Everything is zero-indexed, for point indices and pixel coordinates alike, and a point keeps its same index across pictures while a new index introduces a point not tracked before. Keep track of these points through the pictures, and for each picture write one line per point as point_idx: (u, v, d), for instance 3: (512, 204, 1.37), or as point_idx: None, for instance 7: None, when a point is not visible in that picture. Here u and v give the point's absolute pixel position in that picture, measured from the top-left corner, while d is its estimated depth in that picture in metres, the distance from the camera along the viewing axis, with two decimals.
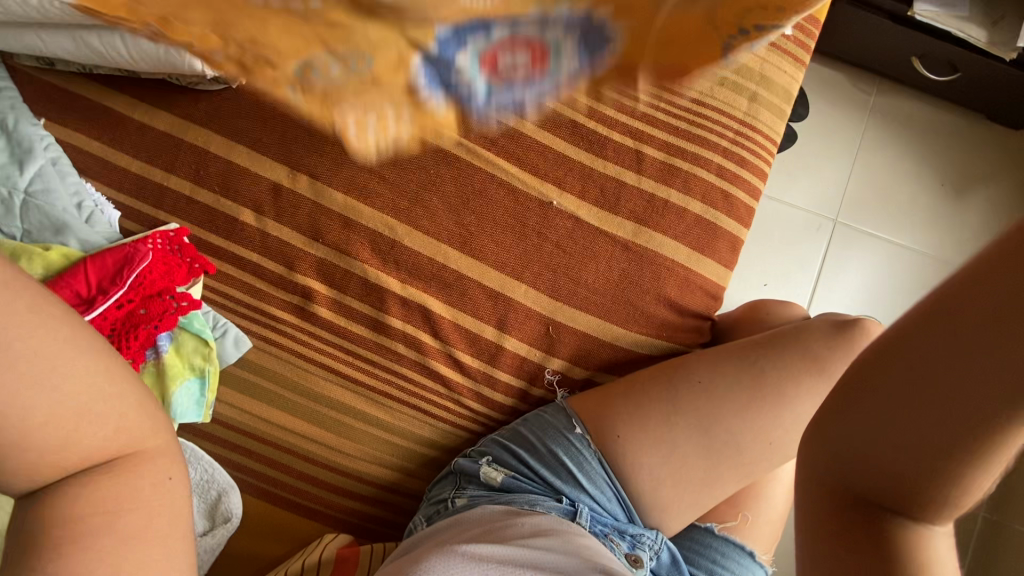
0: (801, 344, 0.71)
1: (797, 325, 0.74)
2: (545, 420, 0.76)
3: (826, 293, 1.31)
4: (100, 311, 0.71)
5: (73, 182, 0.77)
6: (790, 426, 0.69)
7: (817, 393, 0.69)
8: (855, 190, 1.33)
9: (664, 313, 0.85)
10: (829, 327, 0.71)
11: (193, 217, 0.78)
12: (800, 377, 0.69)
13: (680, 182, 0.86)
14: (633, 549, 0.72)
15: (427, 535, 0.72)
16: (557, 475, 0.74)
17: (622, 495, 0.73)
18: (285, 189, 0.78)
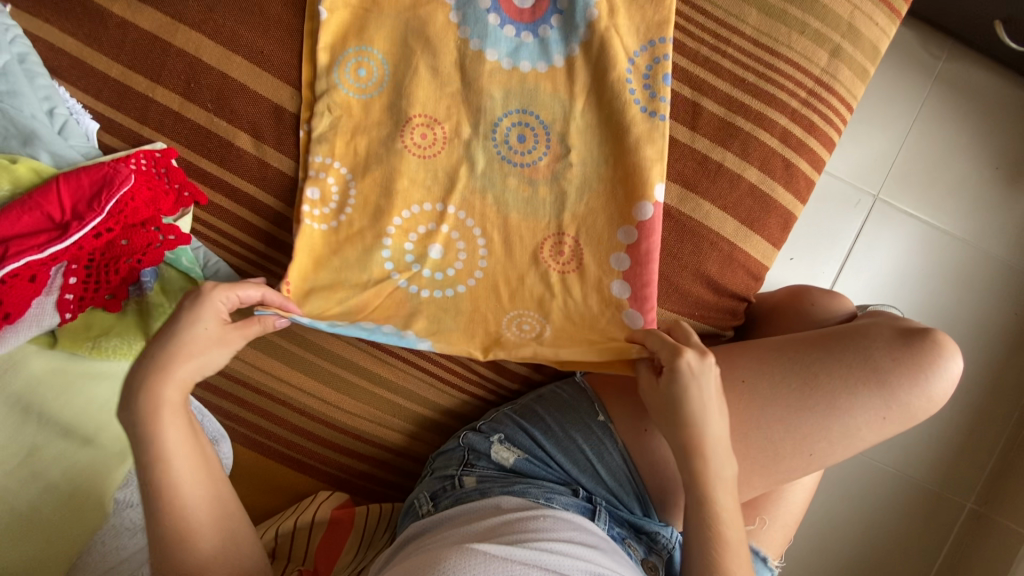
0: (862, 350, 0.65)
1: (856, 324, 0.67)
2: (566, 402, 0.74)
3: (852, 273, 1.16)
4: (75, 239, 0.62)
5: (43, 86, 0.68)
6: (833, 437, 0.65)
7: (871, 406, 0.64)
8: (902, 165, 1.17)
9: (703, 292, 0.78)
10: (893, 334, 0.65)
11: (180, 136, 0.71)
12: (855, 389, 0.64)
13: (739, 144, 0.76)
14: (649, 554, 0.69)
15: (442, 519, 0.68)
16: (576, 466, 0.72)
17: (641, 490, 0.70)
18: (290, 115, 0.70)
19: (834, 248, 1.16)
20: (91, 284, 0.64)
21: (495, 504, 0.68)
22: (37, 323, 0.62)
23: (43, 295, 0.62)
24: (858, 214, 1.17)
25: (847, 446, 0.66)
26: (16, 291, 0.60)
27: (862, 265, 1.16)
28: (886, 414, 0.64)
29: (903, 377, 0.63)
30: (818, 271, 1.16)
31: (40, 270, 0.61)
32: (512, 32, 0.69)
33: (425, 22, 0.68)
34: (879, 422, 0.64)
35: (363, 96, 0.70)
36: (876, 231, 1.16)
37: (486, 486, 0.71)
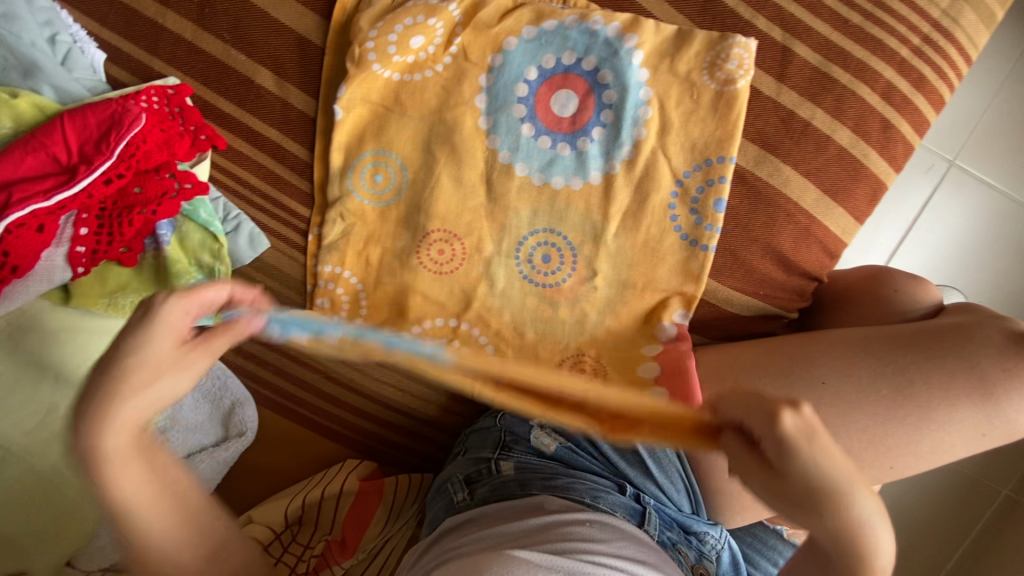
0: (968, 359, 0.57)
1: (959, 324, 0.60)
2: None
3: (914, 246, 1.05)
4: (82, 186, 0.56)
5: (43, 9, 0.61)
6: (920, 448, 0.59)
7: (970, 421, 0.57)
8: (988, 124, 1.03)
9: (772, 269, 0.69)
10: (1005, 340, 0.57)
11: (195, 71, 0.63)
12: (955, 399, 0.57)
13: (832, 101, 0.65)
14: (699, 560, 0.64)
15: (477, 514, 0.63)
16: (623, 458, 0.67)
17: (693, 488, 0.64)
18: (317, 49, 0.62)
19: (899, 215, 1.05)
20: (104, 236, 0.59)
21: (539, 504, 0.62)
22: (48, 279, 0.57)
23: (53, 247, 0.57)
24: (926, 181, 1.04)
25: (932, 455, 0.59)
26: (23, 243, 0.54)
27: (924, 233, 1.05)
28: (987, 431, 0.58)
29: (1013, 390, 0.56)
30: (878, 239, 1.05)
31: (48, 220, 0.55)
32: (548, 143, 0.64)
33: (451, 130, 0.63)
34: (977, 440, 0.58)
35: (379, 204, 0.66)
36: (944, 200, 1.04)
37: (526, 477, 0.65)
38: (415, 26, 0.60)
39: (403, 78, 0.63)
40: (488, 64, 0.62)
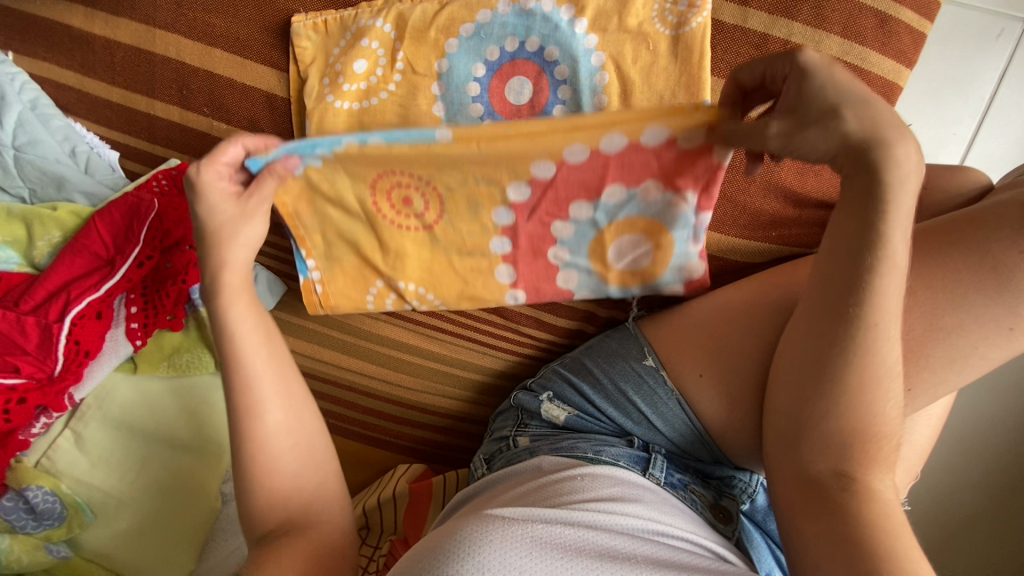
0: (974, 241, 0.52)
1: (969, 213, 0.54)
2: (612, 350, 0.69)
3: (994, 127, 0.90)
4: (123, 272, 0.65)
5: (60, 127, 0.69)
6: (939, 358, 0.53)
7: (991, 319, 0.52)
8: None
9: (774, 202, 0.65)
10: (1021, 215, 0.51)
11: (189, 148, 0.70)
12: (968, 297, 0.52)
13: (809, 10, 0.58)
14: (721, 497, 0.64)
15: (485, 481, 0.68)
16: (627, 418, 0.67)
17: (708, 439, 0.64)
18: (281, 99, 0.66)
19: (966, 102, 0.89)
20: (151, 311, 0.68)
21: (537, 465, 0.65)
22: (115, 353, 0.68)
23: (113, 328, 0.67)
24: (997, 53, 0.86)
25: (966, 373, 0.54)
26: (88, 330, 0.64)
27: (1010, 112, 0.88)
28: (1015, 323, 0.52)
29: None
30: (950, 131, 0.91)
31: (103, 306, 0.65)
32: None
33: None
34: (1004, 335, 0.52)
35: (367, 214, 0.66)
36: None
37: (536, 445, 0.69)
38: (355, 53, 0.63)
39: (361, 106, 0.65)
40: (435, 72, 0.63)
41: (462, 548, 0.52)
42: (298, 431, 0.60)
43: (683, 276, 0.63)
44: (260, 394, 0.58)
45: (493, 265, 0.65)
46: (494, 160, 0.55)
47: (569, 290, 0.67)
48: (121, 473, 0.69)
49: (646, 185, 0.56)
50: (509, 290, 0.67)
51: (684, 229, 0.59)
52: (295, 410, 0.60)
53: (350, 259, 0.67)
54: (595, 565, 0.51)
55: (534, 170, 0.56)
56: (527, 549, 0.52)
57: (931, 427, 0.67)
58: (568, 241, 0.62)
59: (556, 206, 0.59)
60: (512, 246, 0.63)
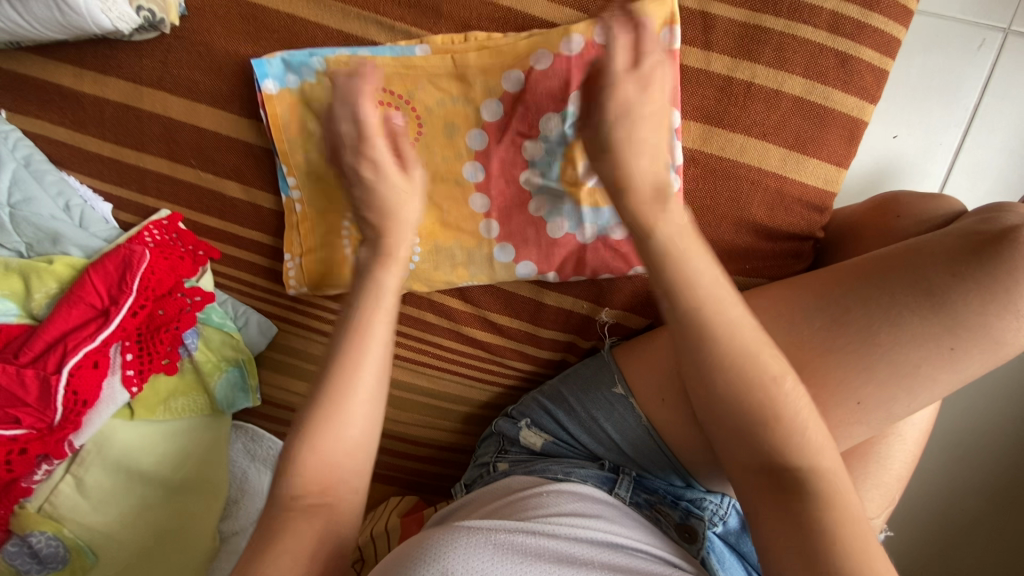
0: (910, 271, 0.54)
1: (910, 244, 0.56)
2: (588, 379, 0.71)
3: (978, 138, 0.91)
4: (117, 323, 0.68)
5: (54, 183, 0.72)
6: (898, 387, 0.55)
7: (927, 339, 0.53)
8: None
9: (745, 237, 0.67)
10: (958, 245, 0.53)
11: (179, 198, 0.72)
12: (904, 318, 0.54)
13: (772, 51, 0.60)
14: (688, 518, 0.66)
15: (460, 503, 0.70)
16: (601, 444, 0.70)
17: (676, 464, 0.65)
18: (262, 149, 0.68)
19: (940, 120, 0.90)
20: (146, 356, 0.70)
21: (507, 485, 0.69)
22: (112, 401, 0.69)
23: (110, 376, 0.69)
24: (981, 61, 0.87)
25: (923, 396, 0.55)
26: (86, 380, 0.66)
27: (991, 125, 0.90)
28: (954, 343, 0.53)
29: (968, 295, 0.52)
30: (936, 143, 0.92)
31: (99, 356, 0.67)
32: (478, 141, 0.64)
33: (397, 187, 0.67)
34: (947, 356, 0.53)
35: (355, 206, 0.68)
36: (1005, 79, 0.88)
37: (512, 469, 0.72)
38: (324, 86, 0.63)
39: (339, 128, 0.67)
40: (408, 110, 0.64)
41: (429, 553, 0.55)
42: (362, 447, 0.56)
43: None
44: (357, 351, 0.56)
45: (467, 194, 0.66)
46: (465, 73, 0.61)
47: (541, 220, 0.66)
48: (121, 510, 0.71)
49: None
50: (482, 220, 0.67)
51: None
52: (367, 427, 0.56)
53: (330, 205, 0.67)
54: (553, 568, 0.55)
55: (505, 84, 0.61)
56: (487, 555, 0.54)
57: (914, 440, 0.68)
58: (540, 163, 0.64)
59: (527, 123, 0.62)
60: (485, 175, 0.65)
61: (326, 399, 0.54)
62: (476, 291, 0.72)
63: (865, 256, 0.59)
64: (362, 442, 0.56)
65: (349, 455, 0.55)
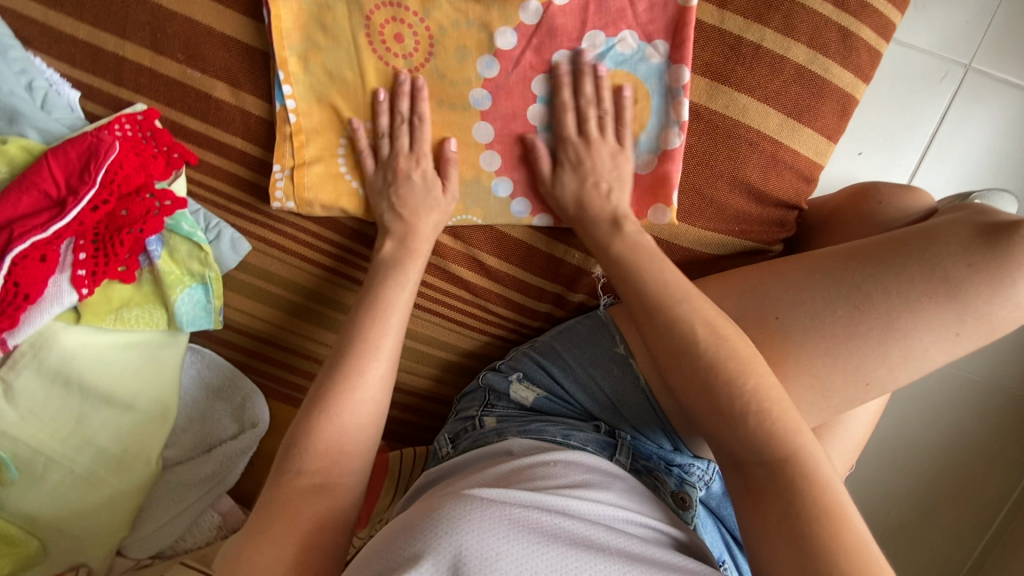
0: (931, 259, 0.57)
1: (924, 227, 0.59)
2: (585, 337, 0.73)
3: (934, 163, 0.96)
4: (74, 216, 0.62)
5: (18, 59, 0.66)
6: (878, 350, 0.58)
7: (940, 325, 0.56)
8: (1008, 16, 0.91)
9: (738, 199, 0.69)
10: (970, 234, 0.56)
11: (159, 95, 0.67)
12: (920, 303, 0.56)
13: (781, 18, 0.62)
14: (681, 487, 0.66)
15: (457, 462, 0.68)
16: (596, 403, 0.71)
17: (668, 427, 0.67)
18: (259, 53, 0.64)
19: (910, 137, 0.96)
20: (101, 258, 0.64)
21: (507, 449, 0.66)
22: (57, 302, 0.62)
23: (58, 274, 0.63)
24: (943, 92, 0.94)
25: (913, 370, 0.59)
26: (30, 272, 0.60)
27: (948, 150, 0.96)
28: (961, 330, 0.56)
29: (980, 284, 0.55)
30: (893, 164, 0.97)
31: (48, 250, 0.61)
32: (483, 67, 0.62)
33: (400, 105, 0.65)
34: (952, 340, 0.57)
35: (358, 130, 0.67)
36: (964, 109, 0.94)
37: (504, 426, 0.71)
38: None
39: (326, 22, 0.62)
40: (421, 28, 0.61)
41: (440, 527, 0.50)
42: (373, 428, 0.62)
43: (647, 163, 0.67)
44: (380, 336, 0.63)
45: (471, 121, 0.65)
46: None
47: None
48: (54, 426, 0.66)
49: (625, 34, 0.61)
50: (484, 151, 0.66)
51: (661, 82, 0.63)
52: (379, 400, 0.62)
53: (329, 118, 0.66)
54: (571, 550, 0.50)
55: (523, 15, 0.60)
56: (503, 532, 0.50)
57: (861, 431, 0.73)
58: (545, 100, 0.64)
59: (540, 57, 0.62)
60: (491, 103, 0.64)
61: (341, 378, 0.60)
62: (472, 232, 0.70)
63: (883, 236, 0.61)
64: (379, 415, 0.62)
65: (359, 434, 0.60)
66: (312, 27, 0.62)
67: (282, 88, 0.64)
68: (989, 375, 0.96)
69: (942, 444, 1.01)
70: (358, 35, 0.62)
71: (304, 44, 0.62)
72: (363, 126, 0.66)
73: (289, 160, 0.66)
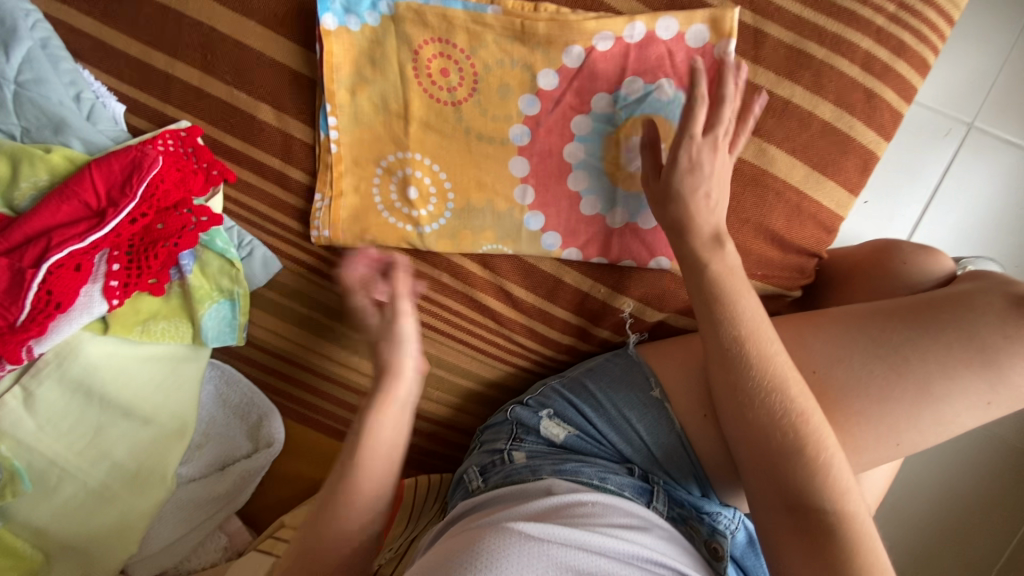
0: (969, 329, 0.59)
1: (955, 293, 0.62)
2: (619, 377, 0.74)
3: (935, 215, 1.00)
4: (112, 227, 0.62)
5: (68, 71, 0.67)
6: (899, 400, 0.60)
7: (974, 393, 0.59)
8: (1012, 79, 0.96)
9: (762, 246, 0.71)
10: (1006, 305, 0.59)
11: (203, 114, 0.68)
12: (956, 370, 0.59)
13: (810, 76, 0.65)
14: (713, 536, 0.67)
15: (488, 497, 0.68)
16: (631, 447, 0.72)
17: (700, 474, 0.69)
18: (306, 79, 0.66)
19: (917, 190, 0.99)
20: (134, 270, 0.64)
21: (546, 489, 0.66)
22: (87, 311, 0.62)
23: (90, 283, 0.63)
24: (948, 148, 0.97)
25: (941, 433, 0.61)
26: (64, 282, 0.60)
27: (952, 204, 0.99)
28: (992, 399, 0.59)
29: (1016, 358, 0.58)
30: (899, 213, 1.00)
31: (84, 259, 0.61)
32: (524, 104, 0.65)
33: (440, 137, 0.67)
34: (983, 408, 0.59)
35: (397, 156, 0.68)
36: (966, 166, 0.98)
37: (536, 463, 0.71)
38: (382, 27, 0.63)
39: (375, 56, 0.64)
40: (467, 66, 0.63)
41: (479, 558, 0.52)
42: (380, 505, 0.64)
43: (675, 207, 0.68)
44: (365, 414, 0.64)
45: (508, 155, 0.67)
46: (531, 38, 0.62)
47: (577, 194, 0.68)
48: (73, 436, 0.66)
49: (662, 81, 0.63)
50: (519, 185, 0.68)
51: None
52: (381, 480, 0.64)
53: (369, 146, 0.68)
54: None
55: (565, 58, 0.63)
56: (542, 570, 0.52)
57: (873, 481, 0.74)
58: (583, 139, 0.66)
59: (580, 99, 0.64)
60: (529, 140, 0.66)
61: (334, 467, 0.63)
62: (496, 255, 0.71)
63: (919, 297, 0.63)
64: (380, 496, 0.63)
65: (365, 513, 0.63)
66: (361, 59, 0.64)
67: (327, 118, 0.66)
68: (990, 427, 0.97)
69: (944, 492, 1.02)
70: (405, 69, 0.64)
71: (352, 74, 0.65)
72: (404, 154, 0.68)
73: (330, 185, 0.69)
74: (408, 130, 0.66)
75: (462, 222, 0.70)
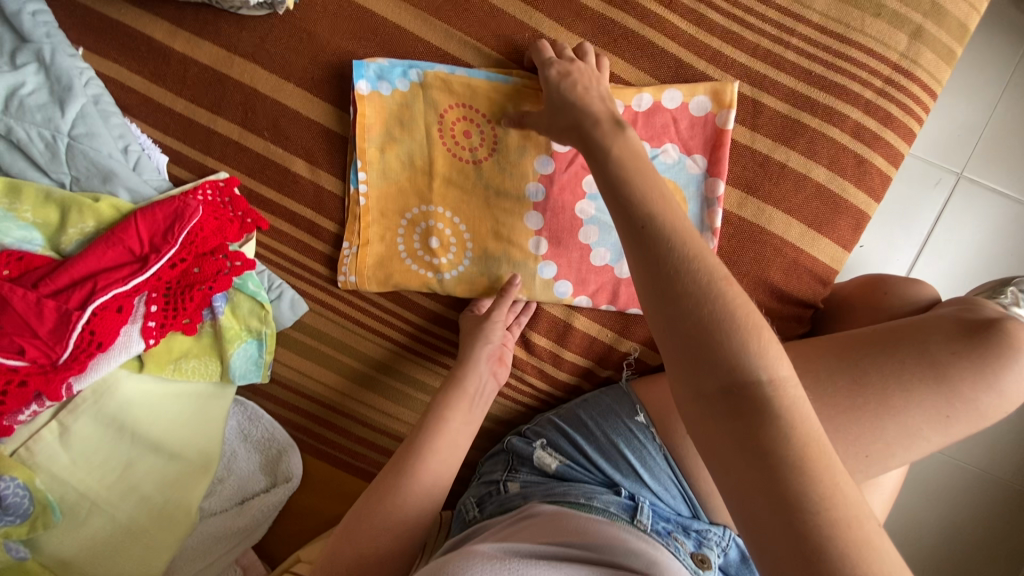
0: (917, 344, 0.63)
1: (911, 321, 0.65)
2: (608, 406, 0.76)
3: (928, 260, 1.04)
4: (153, 271, 0.67)
5: (117, 125, 0.72)
6: (893, 445, 0.63)
7: (932, 407, 0.62)
8: (993, 136, 1.02)
9: (761, 295, 0.75)
10: (954, 328, 0.62)
11: (240, 166, 0.73)
12: (911, 383, 0.62)
13: (805, 143, 0.71)
14: (698, 548, 0.67)
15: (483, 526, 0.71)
16: (615, 467, 0.73)
17: (687, 492, 0.70)
18: (339, 136, 0.71)
19: (908, 237, 1.04)
20: (171, 311, 0.68)
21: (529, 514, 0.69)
22: (126, 350, 0.66)
23: (129, 323, 0.67)
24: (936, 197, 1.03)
25: (908, 446, 0.63)
26: (105, 323, 0.64)
27: (942, 250, 1.04)
28: (950, 412, 0.62)
29: (963, 371, 0.61)
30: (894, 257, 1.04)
31: (125, 301, 0.65)
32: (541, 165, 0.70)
33: (461, 191, 0.71)
34: (943, 422, 0.62)
35: (422, 210, 0.72)
36: (952, 216, 1.03)
37: (528, 491, 0.74)
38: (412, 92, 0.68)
39: (405, 118, 0.69)
40: (489, 129, 0.69)
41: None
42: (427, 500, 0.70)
43: None
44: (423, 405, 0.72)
45: (525, 211, 0.71)
46: None
47: (587, 247, 0.73)
48: (104, 471, 0.69)
49: (668, 145, 0.70)
50: (533, 237, 0.72)
51: (699, 192, 0.71)
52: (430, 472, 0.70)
53: (395, 198, 0.72)
54: None
55: None
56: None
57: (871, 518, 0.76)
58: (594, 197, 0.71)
59: None
60: (545, 197, 0.71)
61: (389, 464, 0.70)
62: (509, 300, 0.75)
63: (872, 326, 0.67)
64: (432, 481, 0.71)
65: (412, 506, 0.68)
66: (391, 121, 0.69)
67: (357, 173, 0.71)
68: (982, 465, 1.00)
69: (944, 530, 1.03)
70: (431, 130, 0.69)
71: (383, 133, 0.70)
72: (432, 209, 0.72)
73: (356, 233, 0.73)
74: (433, 185, 0.71)
75: (483, 272, 0.74)
